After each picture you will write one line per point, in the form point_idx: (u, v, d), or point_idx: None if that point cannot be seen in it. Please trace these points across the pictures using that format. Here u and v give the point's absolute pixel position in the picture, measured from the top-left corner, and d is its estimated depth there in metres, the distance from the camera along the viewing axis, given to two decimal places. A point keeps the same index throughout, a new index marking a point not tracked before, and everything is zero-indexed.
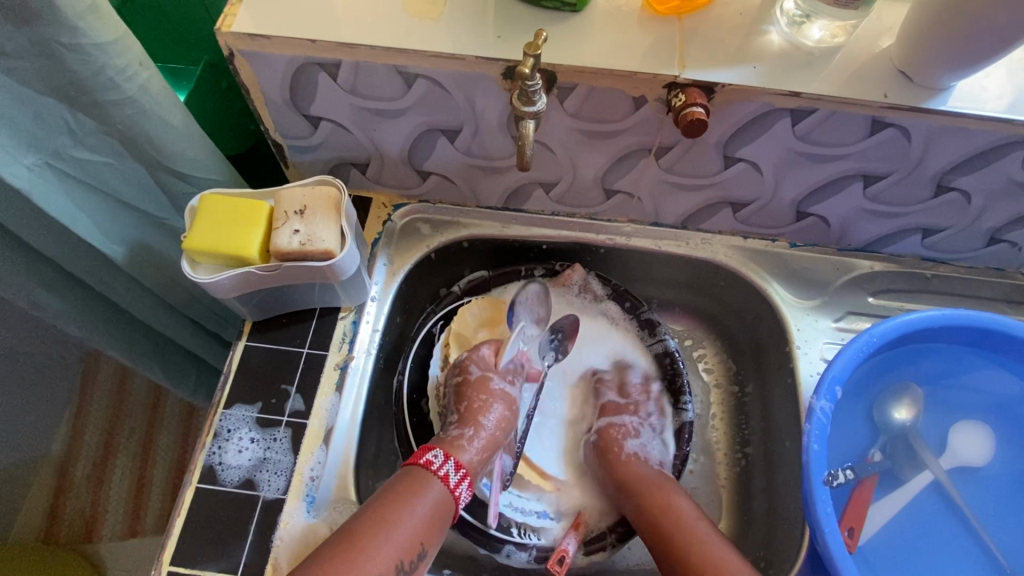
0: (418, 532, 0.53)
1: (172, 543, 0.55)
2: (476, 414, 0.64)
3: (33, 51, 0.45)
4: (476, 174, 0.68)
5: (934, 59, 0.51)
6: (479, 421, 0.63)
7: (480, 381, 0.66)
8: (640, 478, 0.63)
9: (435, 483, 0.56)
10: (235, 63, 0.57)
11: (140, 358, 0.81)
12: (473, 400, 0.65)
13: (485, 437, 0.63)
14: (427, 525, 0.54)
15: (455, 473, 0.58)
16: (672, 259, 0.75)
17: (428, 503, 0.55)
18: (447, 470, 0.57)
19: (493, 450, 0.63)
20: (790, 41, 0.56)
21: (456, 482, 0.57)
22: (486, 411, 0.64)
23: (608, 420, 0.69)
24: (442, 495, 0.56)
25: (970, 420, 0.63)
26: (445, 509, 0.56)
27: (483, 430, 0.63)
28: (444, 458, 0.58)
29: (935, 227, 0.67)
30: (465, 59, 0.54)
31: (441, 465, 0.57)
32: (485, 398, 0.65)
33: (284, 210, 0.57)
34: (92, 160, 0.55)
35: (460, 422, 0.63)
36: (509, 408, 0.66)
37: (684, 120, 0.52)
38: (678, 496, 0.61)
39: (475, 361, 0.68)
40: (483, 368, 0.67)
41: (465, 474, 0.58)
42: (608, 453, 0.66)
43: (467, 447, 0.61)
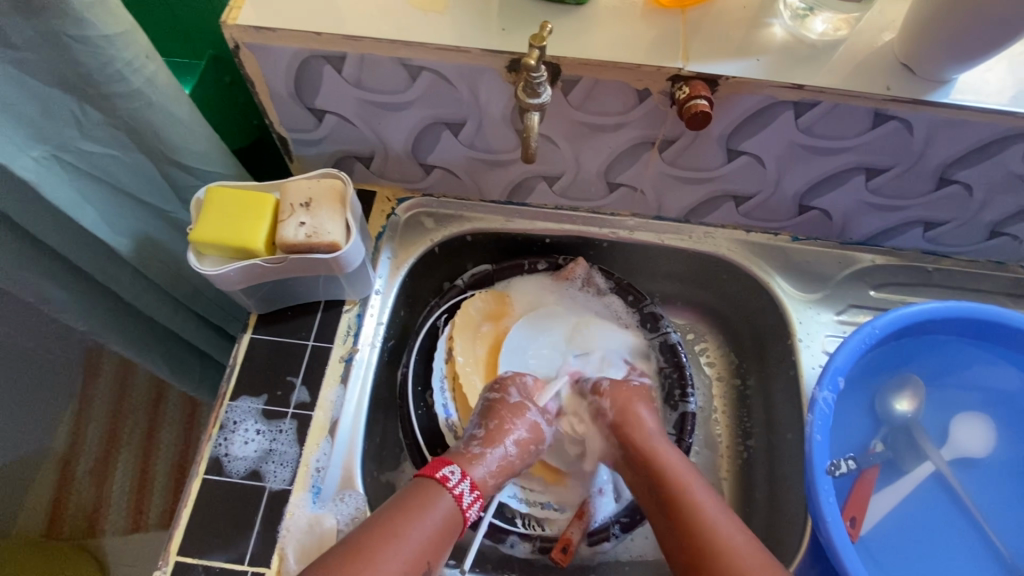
0: (424, 548, 0.50)
1: (179, 534, 0.55)
2: (504, 435, 0.59)
3: (41, 42, 0.45)
4: (480, 167, 0.68)
5: (936, 51, 0.51)
6: (502, 443, 0.58)
7: (518, 406, 0.61)
8: (663, 464, 0.58)
9: (448, 499, 0.53)
10: (241, 57, 0.57)
11: (144, 352, 0.81)
12: (504, 420, 0.60)
13: (501, 462, 0.58)
14: (435, 541, 0.51)
15: (469, 494, 0.54)
16: (675, 252, 0.75)
17: (438, 518, 0.52)
18: (462, 489, 0.54)
19: (507, 475, 0.59)
20: (792, 35, 0.56)
21: (469, 503, 0.54)
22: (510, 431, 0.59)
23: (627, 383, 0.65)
24: (453, 513, 0.53)
25: (971, 412, 0.63)
26: (453, 522, 0.53)
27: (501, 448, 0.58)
28: (461, 477, 0.54)
29: (936, 221, 0.67)
30: (469, 52, 0.54)
31: (457, 484, 0.54)
32: (514, 421, 0.60)
33: (290, 203, 0.57)
34: (99, 152, 0.56)
35: (484, 440, 0.58)
36: (535, 433, 0.61)
37: (688, 112, 0.52)
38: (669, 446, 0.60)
39: (517, 385, 0.63)
40: (523, 395, 0.63)
41: (478, 495, 0.55)
42: (625, 425, 0.61)
43: (482, 461, 0.57)
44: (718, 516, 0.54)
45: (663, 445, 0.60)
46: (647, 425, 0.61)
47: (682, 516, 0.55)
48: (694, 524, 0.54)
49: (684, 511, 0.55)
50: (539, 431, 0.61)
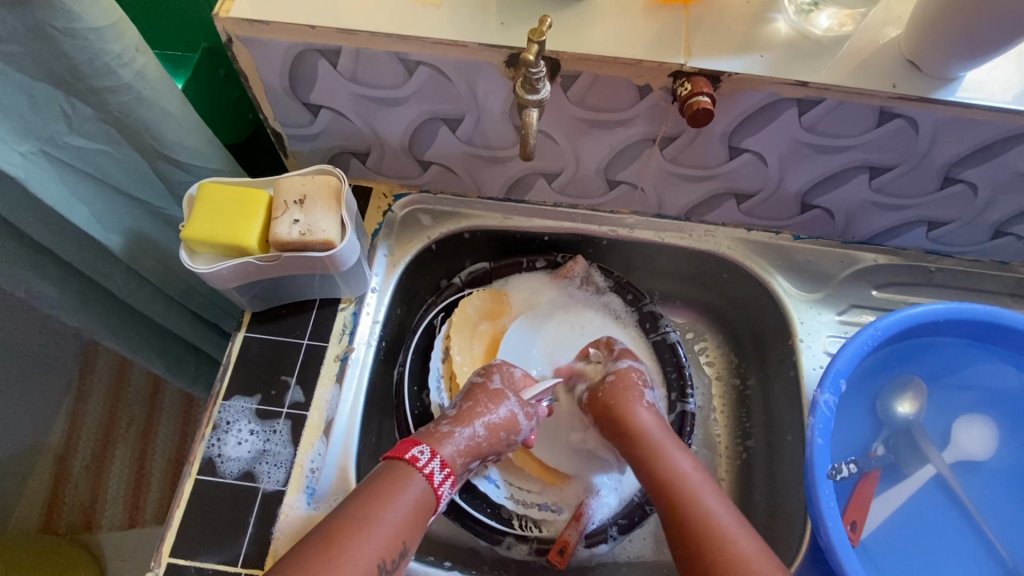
0: (399, 530, 0.49)
1: (172, 535, 0.55)
2: (475, 416, 0.57)
3: (27, 35, 0.44)
4: (478, 163, 0.67)
5: (943, 49, 0.50)
6: (474, 424, 0.57)
7: (498, 392, 0.60)
8: (665, 463, 0.57)
9: (417, 480, 0.52)
10: (234, 49, 0.56)
11: (138, 349, 0.80)
12: (478, 403, 0.58)
13: (471, 444, 0.56)
14: (409, 521, 0.50)
15: (440, 472, 0.54)
16: (675, 250, 0.74)
17: (410, 499, 0.51)
18: (432, 469, 0.53)
19: (474, 458, 0.57)
20: (797, 30, 0.55)
21: (441, 481, 0.53)
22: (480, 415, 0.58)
23: (626, 363, 0.64)
24: (425, 493, 0.52)
25: (973, 413, 0.63)
26: (427, 500, 0.52)
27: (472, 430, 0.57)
28: (431, 455, 0.54)
29: (941, 220, 0.66)
30: (467, 47, 0.53)
31: (427, 463, 0.53)
32: (490, 406, 0.58)
33: (283, 200, 0.56)
34: (88, 147, 0.54)
35: (454, 419, 0.57)
36: (511, 422, 0.59)
37: (689, 109, 0.51)
38: (671, 443, 0.58)
39: (501, 373, 0.62)
40: (506, 383, 0.61)
41: (449, 473, 0.54)
42: (620, 417, 0.60)
43: (452, 441, 0.56)
44: (723, 518, 0.52)
45: (663, 443, 0.58)
46: (641, 423, 0.59)
47: (680, 515, 0.53)
48: (690, 522, 0.53)
49: (685, 513, 0.53)
50: (514, 421, 0.59)
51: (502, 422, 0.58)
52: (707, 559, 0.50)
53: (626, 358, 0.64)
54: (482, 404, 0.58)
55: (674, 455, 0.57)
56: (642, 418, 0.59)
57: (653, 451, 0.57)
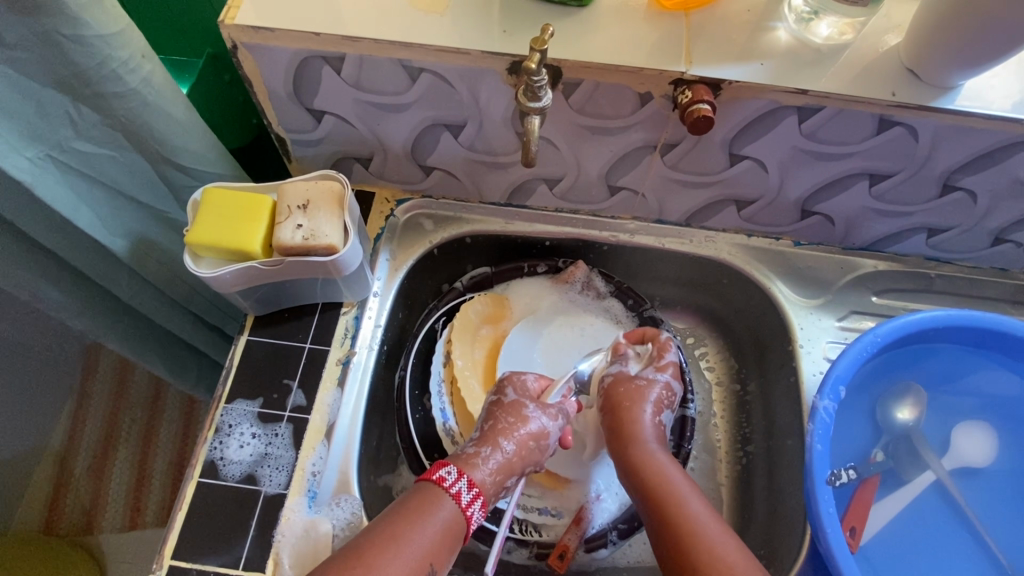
0: (428, 551, 0.49)
1: (173, 538, 0.55)
2: (500, 435, 0.58)
3: (35, 42, 0.45)
4: (480, 169, 0.67)
5: (942, 58, 0.50)
6: (499, 442, 0.57)
7: (515, 404, 0.60)
8: (657, 469, 0.56)
9: (448, 503, 0.52)
10: (239, 56, 0.56)
11: (140, 350, 0.81)
12: (499, 419, 0.59)
13: (503, 459, 0.57)
14: (438, 543, 0.50)
15: (468, 492, 0.53)
16: (675, 256, 0.74)
17: (440, 520, 0.51)
18: (459, 488, 0.53)
19: (508, 474, 0.57)
20: (797, 38, 0.55)
21: (468, 501, 0.53)
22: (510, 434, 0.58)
23: (666, 378, 0.63)
24: (454, 515, 0.52)
25: (972, 420, 0.63)
26: (455, 523, 0.52)
27: (501, 451, 0.57)
28: (457, 475, 0.54)
29: (940, 227, 0.66)
30: (470, 54, 0.53)
31: (453, 482, 0.53)
32: (511, 420, 0.59)
33: (287, 205, 0.56)
34: (94, 153, 0.55)
35: (479, 440, 0.58)
36: (539, 442, 0.59)
37: (690, 117, 0.52)
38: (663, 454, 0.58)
39: (514, 385, 0.63)
40: (520, 394, 0.62)
41: (478, 492, 0.54)
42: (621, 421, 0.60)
43: (482, 464, 0.56)
44: (709, 525, 0.51)
45: (658, 452, 0.58)
46: (642, 429, 0.59)
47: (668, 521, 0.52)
48: (678, 527, 0.51)
49: (672, 518, 0.52)
50: (542, 435, 0.59)
51: (531, 442, 0.58)
52: (690, 565, 0.49)
53: (668, 372, 0.63)
54: (507, 418, 0.59)
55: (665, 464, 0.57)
56: (645, 425, 0.59)
57: (647, 457, 0.57)
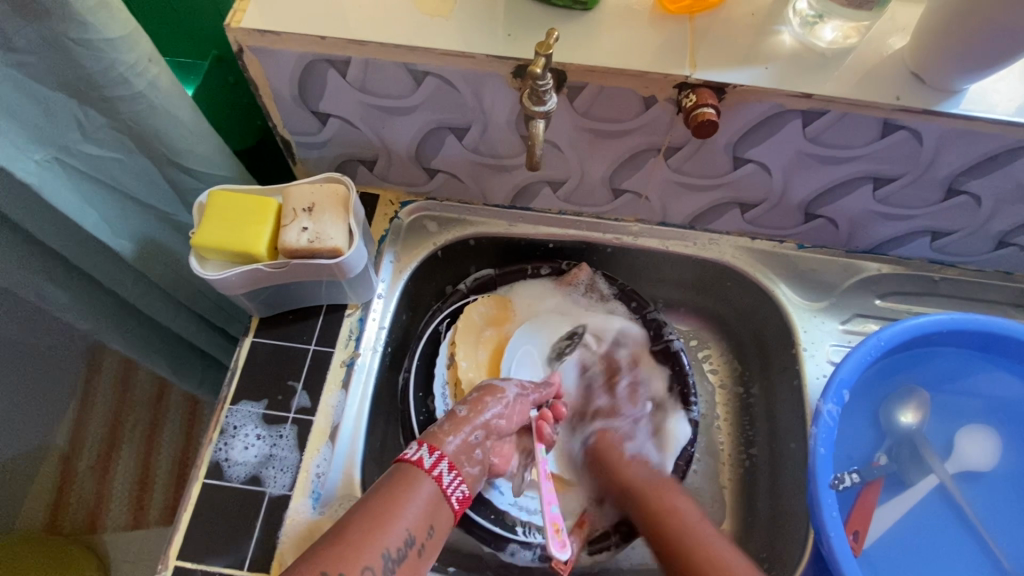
0: (408, 524, 0.48)
1: (179, 539, 0.55)
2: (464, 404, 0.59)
3: (43, 46, 0.45)
4: (484, 171, 0.68)
5: (947, 62, 0.50)
6: (458, 412, 0.58)
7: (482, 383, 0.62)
8: (651, 494, 0.61)
9: (421, 476, 0.51)
10: (245, 59, 0.56)
11: (145, 350, 0.81)
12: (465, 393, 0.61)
13: (469, 426, 0.57)
14: (418, 516, 0.49)
15: (432, 457, 0.53)
16: (679, 258, 0.74)
17: (414, 491, 0.50)
18: (421, 455, 0.53)
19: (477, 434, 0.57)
20: (802, 42, 0.55)
21: (434, 464, 0.53)
22: (471, 401, 0.59)
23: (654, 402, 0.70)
24: (428, 484, 0.51)
25: (975, 423, 0.63)
26: (432, 493, 0.51)
27: (462, 417, 0.57)
28: (417, 445, 0.54)
29: (944, 230, 0.66)
30: (475, 58, 0.53)
31: (415, 452, 0.53)
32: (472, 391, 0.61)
33: (292, 207, 0.57)
34: (101, 155, 0.55)
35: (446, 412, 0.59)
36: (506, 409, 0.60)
37: (694, 120, 0.52)
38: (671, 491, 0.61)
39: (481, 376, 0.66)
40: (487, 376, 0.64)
41: (441, 455, 0.54)
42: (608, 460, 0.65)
43: (447, 436, 0.56)
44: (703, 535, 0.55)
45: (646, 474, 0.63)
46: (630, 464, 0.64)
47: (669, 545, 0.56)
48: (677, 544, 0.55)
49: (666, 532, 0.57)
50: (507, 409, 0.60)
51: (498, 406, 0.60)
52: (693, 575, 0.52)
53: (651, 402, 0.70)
54: (474, 393, 0.61)
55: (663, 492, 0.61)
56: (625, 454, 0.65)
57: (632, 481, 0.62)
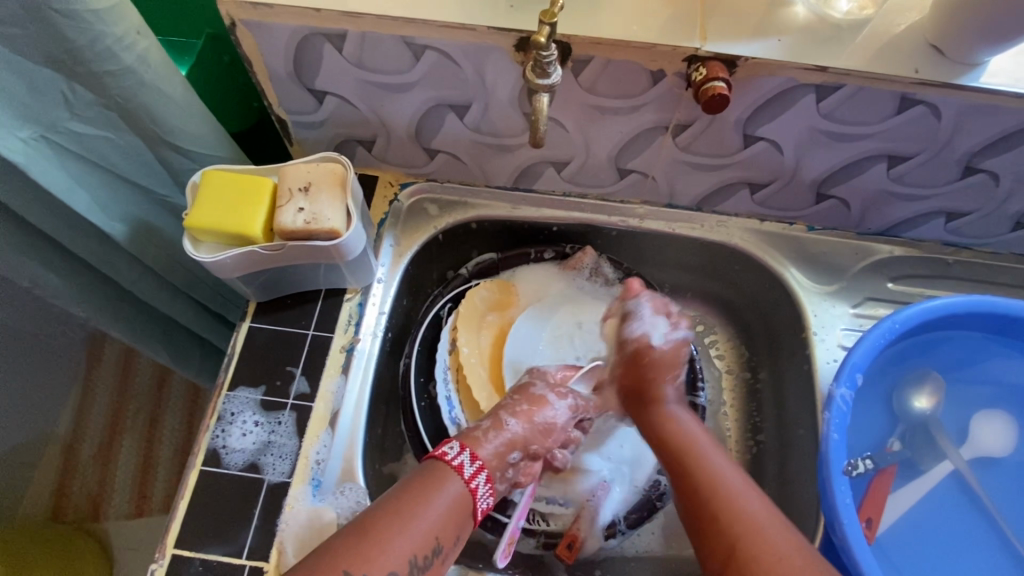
0: (438, 531, 0.48)
1: (176, 526, 0.54)
2: (509, 414, 0.57)
3: (27, 18, 0.43)
4: (485, 151, 0.66)
5: (968, 34, 0.48)
6: (503, 418, 0.56)
7: (538, 395, 0.59)
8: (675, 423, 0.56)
9: (456, 479, 0.50)
10: (237, 33, 0.54)
11: (141, 336, 0.79)
12: (513, 401, 0.58)
13: (509, 435, 0.55)
14: (448, 522, 0.48)
15: (471, 465, 0.52)
16: (685, 241, 0.73)
17: (448, 501, 0.49)
18: (461, 461, 0.52)
19: (513, 450, 0.55)
20: (816, 13, 0.53)
21: (472, 474, 0.51)
22: (517, 411, 0.57)
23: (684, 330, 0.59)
24: (462, 494, 0.50)
25: (991, 409, 0.61)
26: (463, 502, 0.50)
27: (506, 428, 0.56)
28: (459, 449, 0.52)
29: (960, 211, 0.64)
30: (476, 30, 0.51)
31: (456, 456, 0.52)
32: (519, 399, 0.58)
33: (288, 188, 0.55)
34: (89, 133, 0.53)
35: (492, 422, 0.56)
36: (549, 424, 0.58)
37: (705, 95, 0.50)
38: (682, 412, 0.58)
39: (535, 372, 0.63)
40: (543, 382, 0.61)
41: (481, 466, 0.52)
42: (644, 386, 0.59)
43: (488, 441, 0.54)
44: (728, 474, 0.50)
45: (676, 412, 0.57)
46: (663, 392, 0.58)
47: (694, 484, 0.51)
48: (705, 484, 0.50)
49: (690, 469, 0.52)
50: (553, 423, 0.59)
51: (543, 423, 0.58)
52: (710, 509, 0.48)
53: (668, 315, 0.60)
54: (524, 402, 0.58)
55: (683, 418, 0.57)
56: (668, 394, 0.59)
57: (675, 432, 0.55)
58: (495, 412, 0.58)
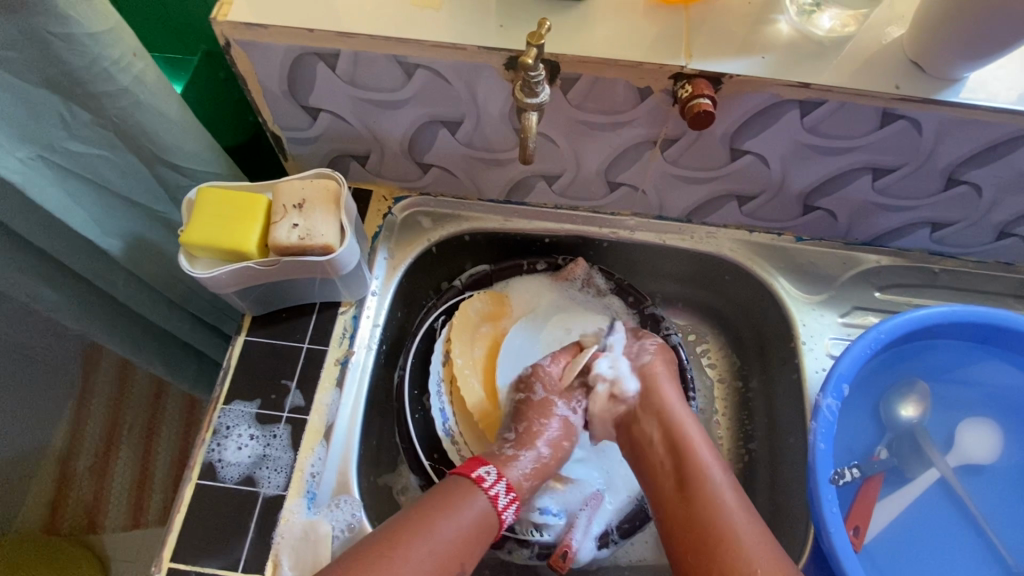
0: (461, 552, 0.52)
1: (172, 540, 0.54)
2: (535, 437, 0.62)
3: (24, 41, 0.44)
4: (478, 166, 0.67)
5: (946, 50, 0.49)
6: (534, 445, 0.61)
7: (544, 404, 0.64)
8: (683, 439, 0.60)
9: (480, 496, 0.55)
10: (232, 54, 0.55)
11: (137, 349, 0.80)
12: (532, 422, 0.63)
13: (537, 463, 0.61)
14: (470, 540, 0.53)
15: (505, 496, 0.57)
16: (676, 252, 0.74)
17: (474, 522, 0.54)
18: (496, 490, 0.56)
19: (542, 478, 0.62)
20: (799, 30, 0.54)
21: (505, 504, 0.56)
22: (542, 434, 0.62)
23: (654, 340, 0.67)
24: (489, 514, 0.55)
25: (975, 416, 0.62)
26: (488, 522, 0.55)
27: (539, 454, 0.61)
28: (497, 480, 0.57)
29: (944, 221, 0.66)
30: (466, 50, 0.52)
31: (493, 484, 0.56)
32: (543, 422, 0.63)
33: (283, 204, 0.56)
34: (86, 152, 0.54)
35: (516, 443, 0.62)
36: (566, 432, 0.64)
37: (690, 112, 0.51)
38: (694, 430, 0.61)
39: (541, 380, 0.65)
40: (549, 390, 0.65)
41: (512, 498, 0.57)
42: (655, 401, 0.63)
43: (514, 466, 0.60)
44: (735, 516, 0.54)
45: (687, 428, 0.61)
46: (671, 406, 0.63)
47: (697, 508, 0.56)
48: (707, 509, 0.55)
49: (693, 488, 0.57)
50: (568, 426, 0.64)
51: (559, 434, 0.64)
52: (710, 536, 0.54)
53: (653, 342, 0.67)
54: (537, 418, 0.63)
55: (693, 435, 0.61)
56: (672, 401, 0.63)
57: (689, 458, 0.59)
58: (521, 433, 0.63)
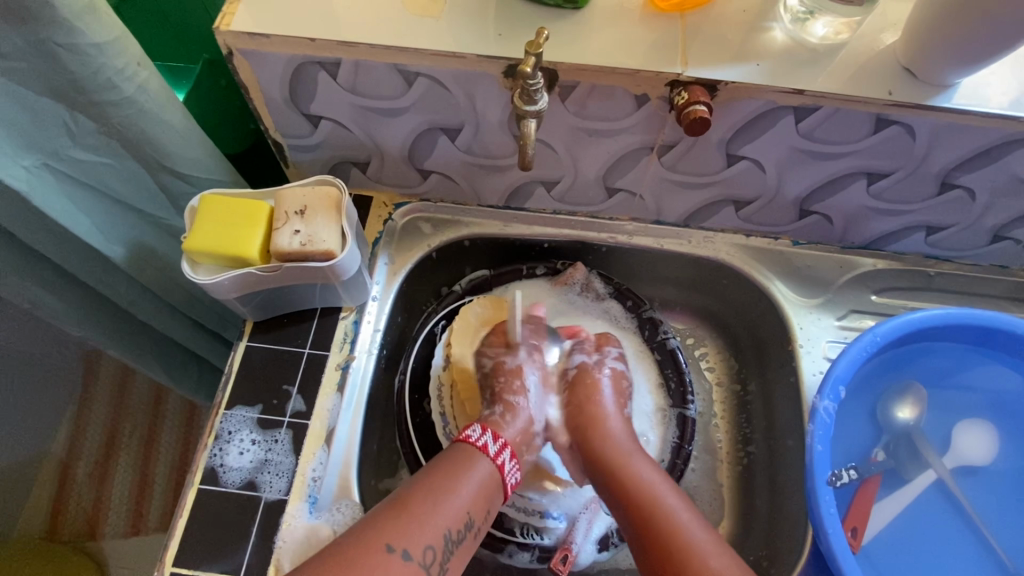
0: (468, 505, 0.52)
1: (174, 545, 0.55)
2: (506, 394, 0.64)
3: (31, 52, 0.45)
4: (477, 172, 0.67)
5: (938, 57, 0.50)
6: (510, 400, 0.64)
7: (498, 366, 0.67)
8: (627, 467, 0.58)
9: (483, 458, 0.56)
10: (234, 62, 0.56)
11: (139, 355, 0.80)
12: (501, 383, 0.65)
13: (524, 414, 0.63)
14: (478, 499, 0.53)
15: (494, 444, 0.58)
16: (673, 256, 0.74)
17: (478, 480, 0.54)
18: (484, 441, 0.58)
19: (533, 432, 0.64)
20: (793, 38, 0.55)
21: (497, 451, 0.57)
22: (514, 388, 0.65)
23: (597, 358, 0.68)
24: (492, 472, 0.56)
25: (972, 418, 0.63)
26: (492, 479, 0.55)
27: (517, 409, 0.63)
28: (481, 431, 0.59)
29: (939, 225, 0.66)
30: (465, 58, 0.53)
31: (479, 437, 0.58)
32: (506, 378, 0.65)
33: (284, 211, 0.56)
34: (90, 160, 0.55)
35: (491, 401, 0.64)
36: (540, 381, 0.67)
37: (687, 118, 0.52)
38: (641, 461, 0.59)
39: (487, 352, 0.68)
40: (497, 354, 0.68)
41: (503, 443, 0.59)
42: (590, 425, 0.63)
43: (507, 424, 0.62)
44: (694, 538, 0.52)
45: (628, 453, 0.60)
46: (610, 429, 0.62)
47: (655, 537, 0.53)
48: (663, 536, 0.53)
49: (648, 518, 0.55)
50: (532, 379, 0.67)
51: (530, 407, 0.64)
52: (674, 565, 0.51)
53: (600, 361, 0.68)
54: (505, 377, 0.65)
55: (639, 464, 0.59)
56: (611, 424, 0.63)
57: (636, 487, 0.57)
58: (500, 397, 0.64)
